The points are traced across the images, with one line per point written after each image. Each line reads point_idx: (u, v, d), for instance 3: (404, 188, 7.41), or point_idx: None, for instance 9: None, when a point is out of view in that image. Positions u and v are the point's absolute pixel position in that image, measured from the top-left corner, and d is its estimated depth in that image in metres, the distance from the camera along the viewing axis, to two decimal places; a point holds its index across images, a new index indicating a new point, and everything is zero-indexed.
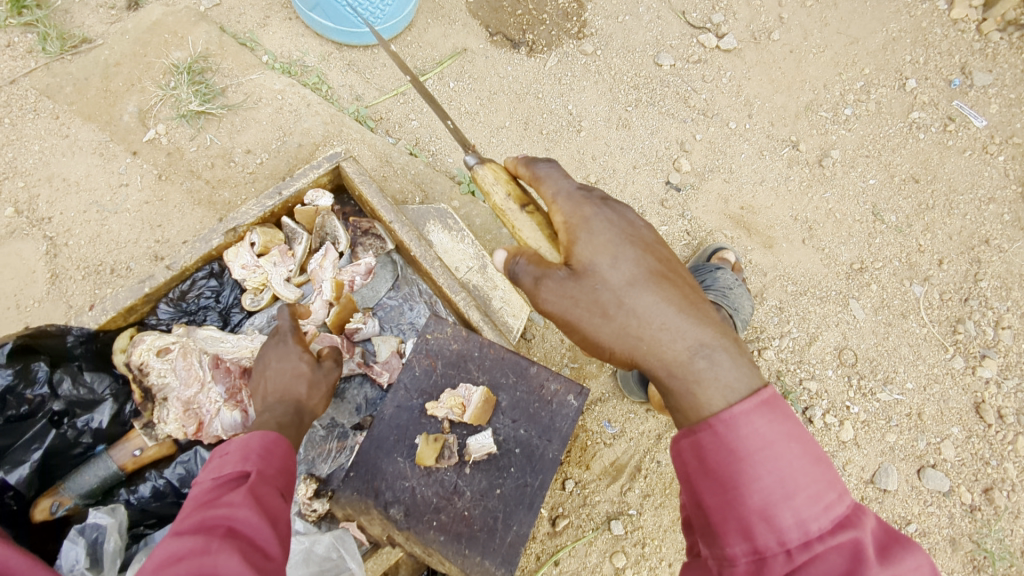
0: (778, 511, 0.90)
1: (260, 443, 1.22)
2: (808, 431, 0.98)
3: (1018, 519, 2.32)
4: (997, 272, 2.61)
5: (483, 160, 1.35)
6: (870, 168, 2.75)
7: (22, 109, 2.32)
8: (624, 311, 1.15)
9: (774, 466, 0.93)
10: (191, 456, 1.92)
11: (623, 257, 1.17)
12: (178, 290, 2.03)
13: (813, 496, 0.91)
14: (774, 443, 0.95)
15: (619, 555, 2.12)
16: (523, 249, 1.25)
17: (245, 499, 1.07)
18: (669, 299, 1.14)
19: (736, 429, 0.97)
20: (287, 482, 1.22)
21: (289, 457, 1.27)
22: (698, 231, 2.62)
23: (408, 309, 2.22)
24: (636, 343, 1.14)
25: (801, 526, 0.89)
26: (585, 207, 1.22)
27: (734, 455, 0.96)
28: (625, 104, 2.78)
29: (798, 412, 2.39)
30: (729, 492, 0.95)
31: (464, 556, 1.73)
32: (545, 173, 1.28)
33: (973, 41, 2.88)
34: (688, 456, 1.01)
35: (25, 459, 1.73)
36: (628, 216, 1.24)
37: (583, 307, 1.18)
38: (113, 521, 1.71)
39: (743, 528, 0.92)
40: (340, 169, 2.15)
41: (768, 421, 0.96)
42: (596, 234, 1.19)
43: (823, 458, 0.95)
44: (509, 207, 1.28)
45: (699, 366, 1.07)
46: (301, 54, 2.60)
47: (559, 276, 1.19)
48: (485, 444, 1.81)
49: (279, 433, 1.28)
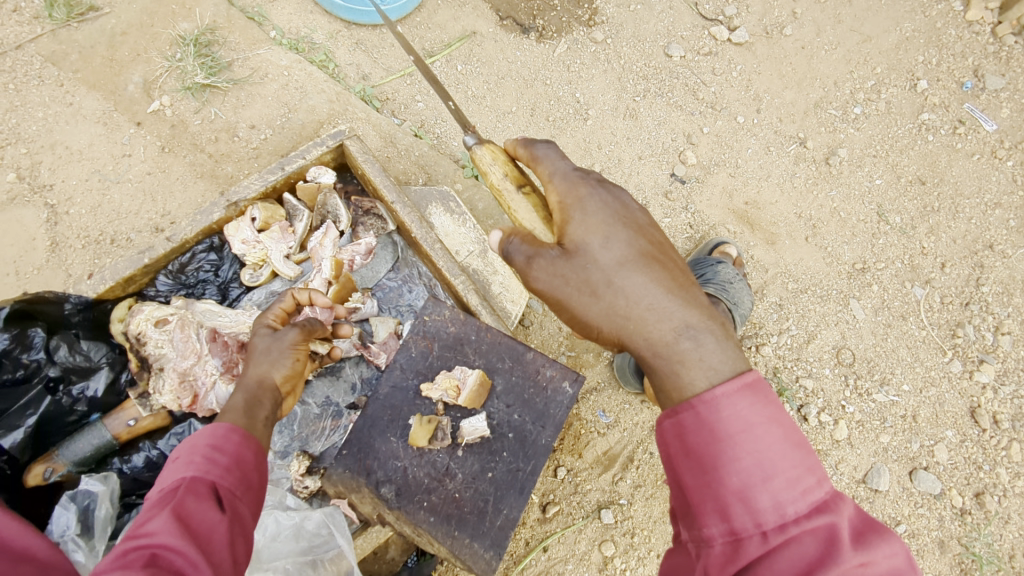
0: (756, 493, 0.90)
1: (203, 444, 1.16)
2: (790, 416, 0.97)
3: (1007, 524, 2.33)
4: (999, 277, 2.60)
5: (483, 140, 1.34)
6: (877, 167, 2.74)
7: (27, 76, 2.31)
8: (613, 291, 1.14)
9: (753, 448, 0.93)
10: (185, 428, 1.93)
11: (615, 238, 1.17)
12: (177, 263, 2.02)
13: (791, 480, 0.90)
14: (755, 425, 0.94)
15: (608, 544, 2.13)
16: (517, 230, 1.25)
17: (172, 517, 1.01)
18: (658, 280, 1.14)
19: (718, 410, 0.96)
20: (236, 479, 1.15)
21: (241, 450, 1.20)
22: (701, 225, 2.61)
23: (407, 291, 2.21)
24: (623, 323, 1.13)
25: (777, 509, 0.88)
26: (581, 187, 1.22)
27: (715, 436, 0.95)
28: (633, 94, 2.76)
29: (794, 409, 2.38)
30: (708, 473, 0.94)
31: (453, 537, 1.74)
32: (543, 153, 1.28)
33: (988, 44, 2.86)
34: (670, 437, 1.01)
35: (20, 424, 1.73)
36: (623, 198, 1.23)
37: (572, 285, 1.17)
38: (104, 489, 1.72)
39: (720, 510, 0.92)
40: (343, 147, 2.14)
41: (751, 404, 0.96)
42: (589, 214, 1.19)
43: (803, 443, 0.94)
44: (506, 188, 1.28)
45: (684, 346, 1.07)
46: (309, 31, 2.57)
47: (550, 254, 1.18)
48: (479, 428, 1.81)
49: (229, 426, 1.21)
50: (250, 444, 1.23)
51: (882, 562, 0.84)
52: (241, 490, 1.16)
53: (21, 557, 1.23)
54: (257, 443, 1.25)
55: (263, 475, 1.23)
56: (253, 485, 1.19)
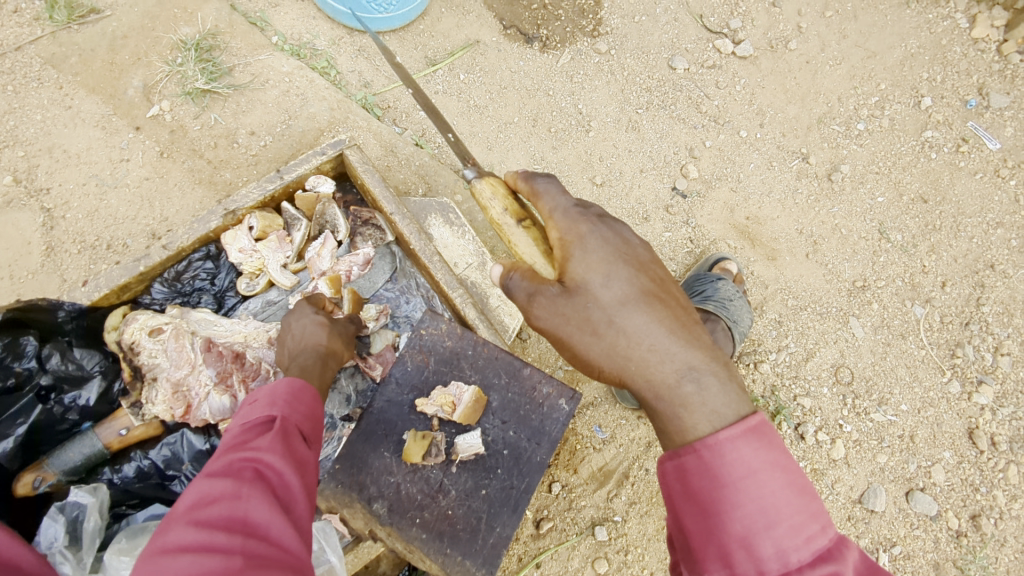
0: (759, 541, 0.89)
1: (287, 388, 1.23)
2: (794, 461, 0.95)
3: (1003, 547, 2.32)
4: (1000, 298, 2.59)
5: (482, 173, 1.35)
6: (880, 185, 2.72)
7: (26, 78, 2.30)
8: (614, 330, 1.13)
9: (757, 495, 0.91)
10: (178, 439, 1.90)
11: (616, 276, 1.15)
12: (173, 270, 2.01)
13: (795, 528, 0.89)
14: (759, 471, 0.92)
15: (601, 561, 2.12)
16: (517, 265, 1.24)
17: (271, 443, 1.07)
18: (660, 320, 1.12)
19: (721, 455, 0.94)
20: (313, 427, 1.22)
21: (316, 402, 1.28)
22: (702, 240, 2.60)
23: (404, 302, 2.19)
24: (625, 363, 1.12)
25: (781, 557, 0.87)
26: (581, 224, 1.20)
27: (717, 482, 0.93)
28: (636, 106, 2.74)
29: (791, 427, 2.37)
30: (710, 519, 0.92)
31: (445, 554, 1.73)
32: (543, 187, 1.26)
33: (993, 62, 2.84)
34: (671, 479, 0.99)
35: (8, 434, 1.72)
36: (624, 233, 1.21)
37: (573, 324, 1.16)
38: (94, 500, 1.71)
39: (723, 556, 0.91)
40: (343, 156, 2.14)
41: (755, 449, 0.94)
42: (589, 252, 1.17)
43: (807, 489, 0.92)
44: (505, 222, 1.28)
45: (686, 390, 1.05)
46: (311, 37, 2.56)
47: (550, 293, 1.18)
48: (473, 445, 1.80)
49: (303, 379, 1.28)
50: (321, 400, 1.31)
51: None
52: (314, 437, 1.23)
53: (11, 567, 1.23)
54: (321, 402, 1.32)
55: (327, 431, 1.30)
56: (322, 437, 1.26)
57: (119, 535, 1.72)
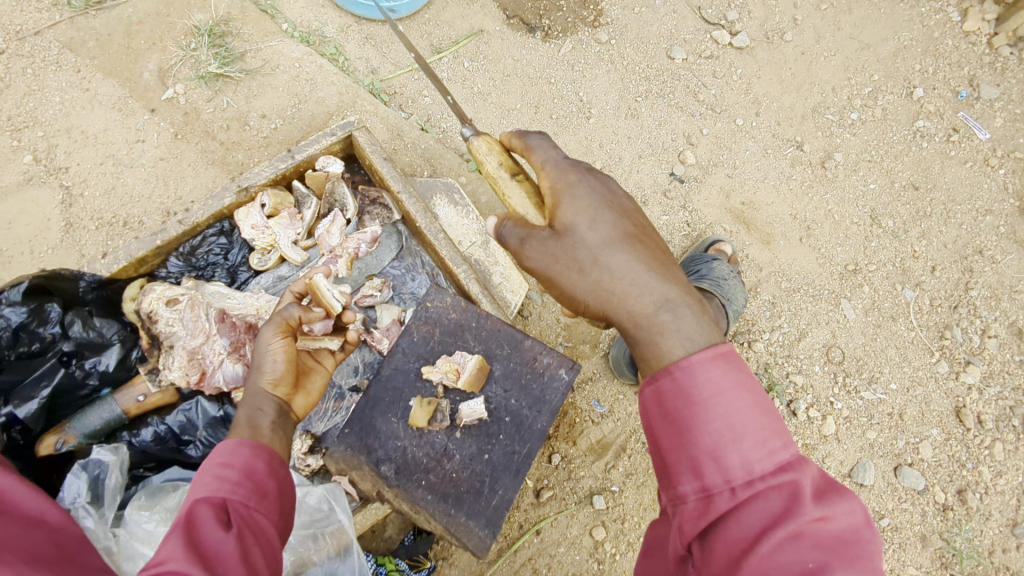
0: (726, 452, 0.97)
1: (213, 463, 1.19)
2: (761, 385, 1.04)
3: (988, 521, 2.39)
4: (989, 282, 2.66)
5: (480, 132, 1.41)
6: (872, 172, 2.80)
7: (45, 61, 2.38)
8: (599, 267, 1.21)
9: (725, 411, 1.00)
10: (192, 405, 1.99)
11: (601, 219, 1.24)
12: (189, 245, 2.10)
13: (759, 441, 0.97)
14: (726, 391, 1.01)
15: (599, 528, 2.20)
16: (511, 215, 1.31)
17: (181, 541, 1.03)
18: (640, 259, 1.21)
19: (693, 376, 1.03)
20: (248, 492, 1.18)
21: (253, 461, 1.23)
22: (698, 223, 2.67)
23: (411, 280, 2.27)
24: (608, 298, 1.20)
25: (745, 467, 0.96)
26: (570, 174, 1.29)
27: (690, 400, 1.02)
28: (635, 94, 2.82)
29: (784, 404, 2.45)
30: (683, 435, 1.02)
31: (450, 515, 1.81)
32: (535, 143, 1.34)
33: (983, 54, 2.92)
34: (650, 403, 1.08)
35: (33, 396, 1.80)
36: (610, 184, 1.30)
37: (562, 263, 1.24)
38: (115, 459, 1.79)
39: (694, 468, 0.99)
40: (352, 137, 2.22)
41: (723, 371, 1.03)
42: (577, 198, 1.26)
43: (772, 409, 1.01)
44: (500, 175, 1.35)
45: (662, 318, 1.14)
46: (320, 25, 2.64)
47: (541, 236, 1.25)
48: (476, 410, 1.88)
49: (236, 440, 1.25)
50: (261, 454, 1.26)
51: (841, 518, 0.91)
52: (256, 501, 1.19)
53: (33, 521, 1.32)
54: (268, 456, 1.27)
55: (279, 482, 1.27)
56: (267, 493, 1.22)
57: (138, 493, 1.80)
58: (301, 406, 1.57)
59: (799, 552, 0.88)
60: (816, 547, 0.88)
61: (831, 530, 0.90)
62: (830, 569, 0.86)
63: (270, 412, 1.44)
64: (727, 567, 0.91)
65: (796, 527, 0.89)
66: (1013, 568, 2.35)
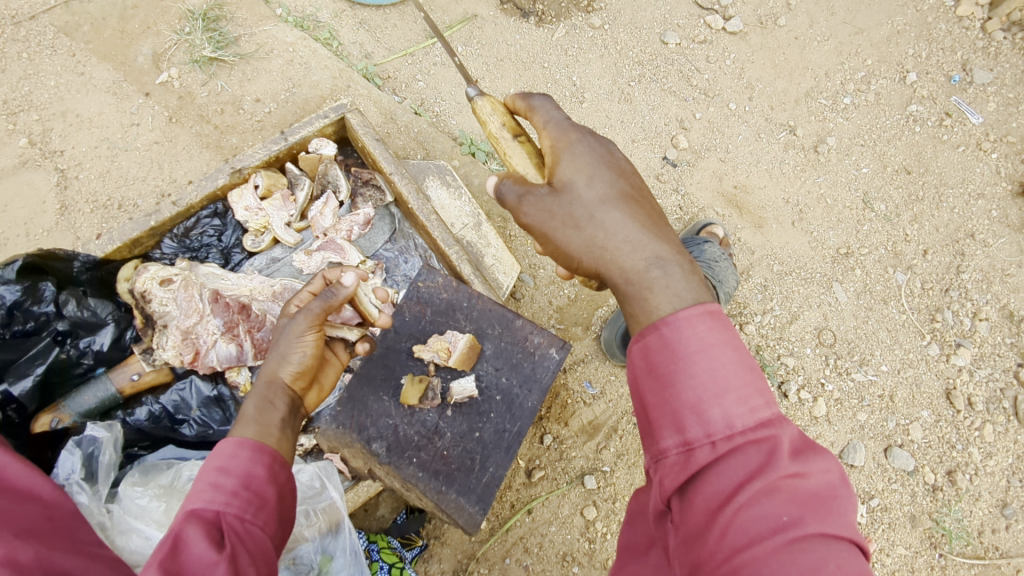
0: (708, 407, 0.99)
1: (210, 468, 1.12)
2: (745, 344, 1.05)
3: (977, 501, 2.40)
4: (980, 266, 2.66)
5: (484, 93, 1.48)
6: (865, 157, 2.81)
7: (40, 45, 2.39)
8: (594, 224, 1.23)
9: (709, 366, 1.01)
10: (186, 384, 2.01)
11: (599, 178, 1.27)
12: (183, 226, 2.11)
13: (741, 397, 0.98)
14: (712, 346, 1.02)
15: (590, 508, 2.22)
16: (511, 174, 1.36)
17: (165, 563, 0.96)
18: (634, 217, 1.23)
19: (679, 332, 1.04)
20: (244, 503, 1.09)
21: (251, 467, 1.15)
22: (691, 207, 2.68)
23: (404, 262, 2.29)
24: (601, 254, 1.22)
25: (726, 421, 0.97)
26: (571, 133, 1.33)
27: (675, 355, 1.04)
28: (629, 78, 2.84)
29: (775, 385, 2.47)
30: (667, 389, 1.03)
31: (441, 492, 1.83)
32: (538, 104, 1.39)
33: (976, 39, 2.92)
34: (636, 359, 1.09)
35: (28, 373, 1.82)
36: (610, 146, 1.33)
37: (557, 220, 1.27)
38: (109, 436, 1.81)
39: (677, 422, 1.01)
40: (344, 120, 2.23)
41: (710, 328, 1.04)
42: (577, 156, 1.30)
43: (755, 368, 1.03)
44: (503, 135, 1.41)
45: (652, 274, 1.15)
46: (314, 10, 2.66)
47: (539, 192, 1.29)
48: (467, 387, 1.91)
49: (237, 443, 1.17)
50: (261, 458, 1.17)
51: (816, 476, 0.94)
52: (253, 513, 1.10)
53: (25, 495, 1.34)
54: (271, 462, 1.18)
55: (281, 488, 1.18)
56: (266, 502, 1.13)
57: (132, 471, 1.82)
58: (313, 401, 1.51)
59: (774, 506, 0.90)
60: (791, 501, 0.90)
61: (806, 486, 0.92)
62: (803, 521, 0.88)
63: (281, 408, 1.35)
64: (704, 519, 0.93)
65: (772, 481, 0.91)
66: (1003, 549, 2.36)
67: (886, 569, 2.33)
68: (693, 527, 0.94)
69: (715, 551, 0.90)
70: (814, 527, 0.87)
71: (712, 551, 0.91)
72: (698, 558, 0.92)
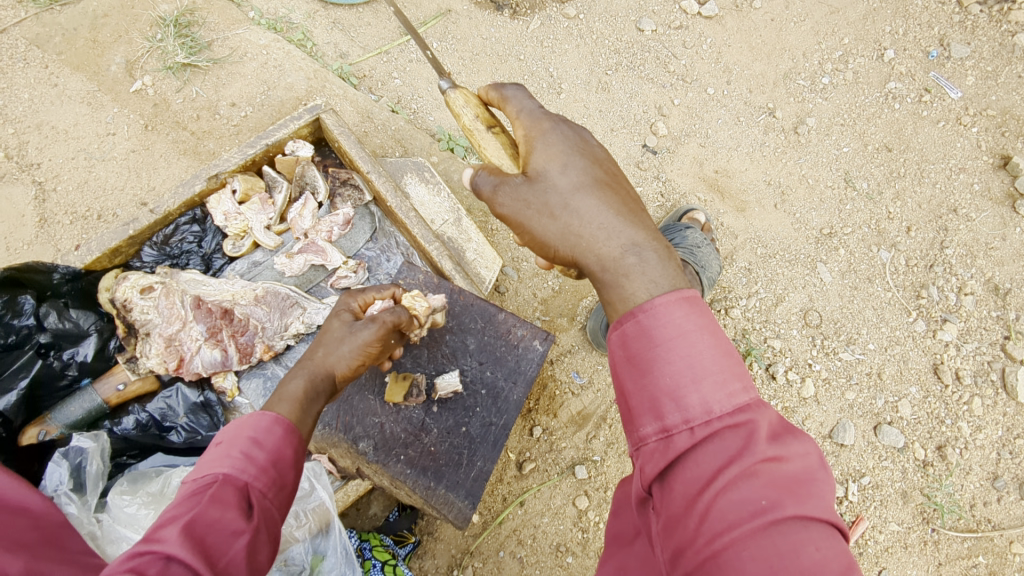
0: (686, 393, 0.97)
1: (243, 437, 1.08)
2: (723, 329, 1.03)
3: (968, 475, 2.40)
4: (964, 240, 2.64)
5: (456, 85, 1.46)
6: (845, 136, 2.81)
7: (12, 58, 2.38)
8: (569, 212, 1.24)
9: (686, 352, 0.99)
10: (173, 392, 2.00)
11: (572, 165, 1.27)
12: (161, 235, 2.11)
13: (719, 382, 0.97)
14: (688, 332, 1.00)
15: (582, 497, 2.23)
16: (486, 166, 1.36)
17: (186, 527, 0.92)
18: (609, 204, 1.23)
19: (656, 318, 1.03)
20: (271, 481, 1.06)
21: (282, 447, 1.12)
22: (672, 194, 2.71)
23: (385, 261, 2.31)
24: (576, 242, 1.22)
25: (704, 406, 0.95)
26: (544, 122, 1.34)
27: (652, 342, 1.02)
28: (606, 68, 2.86)
29: (762, 368, 2.48)
30: (645, 376, 1.02)
31: (430, 488, 1.83)
32: (511, 94, 1.38)
33: (953, 13, 2.91)
34: (615, 347, 1.07)
35: (12, 387, 1.80)
36: (584, 134, 1.33)
37: (533, 209, 1.27)
38: (95, 446, 1.80)
39: (655, 410, 0.99)
40: (319, 121, 2.21)
41: (686, 314, 1.02)
42: (550, 144, 1.30)
43: (733, 353, 1.01)
44: (476, 127, 1.41)
45: (629, 262, 1.15)
46: (287, 11, 2.64)
47: (514, 181, 1.29)
48: (452, 382, 1.90)
49: (272, 418, 1.14)
50: (292, 440, 1.15)
51: (795, 459, 0.92)
52: (276, 494, 1.08)
53: (17, 509, 1.33)
54: (298, 445, 1.17)
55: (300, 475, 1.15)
56: (287, 486, 1.10)
57: (121, 480, 1.81)
58: None
59: (753, 490, 0.88)
60: (770, 485, 0.88)
61: (785, 469, 0.90)
62: (781, 505, 0.86)
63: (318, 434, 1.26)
64: (683, 505, 0.92)
65: (750, 465, 0.90)
66: (994, 521, 2.36)
67: (880, 546, 2.35)
68: (673, 512, 0.93)
69: (696, 537, 0.89)
70: (792, 510, 0.86)
71: (693, 537, 0.89)
72: (679, 544, 0.91)
